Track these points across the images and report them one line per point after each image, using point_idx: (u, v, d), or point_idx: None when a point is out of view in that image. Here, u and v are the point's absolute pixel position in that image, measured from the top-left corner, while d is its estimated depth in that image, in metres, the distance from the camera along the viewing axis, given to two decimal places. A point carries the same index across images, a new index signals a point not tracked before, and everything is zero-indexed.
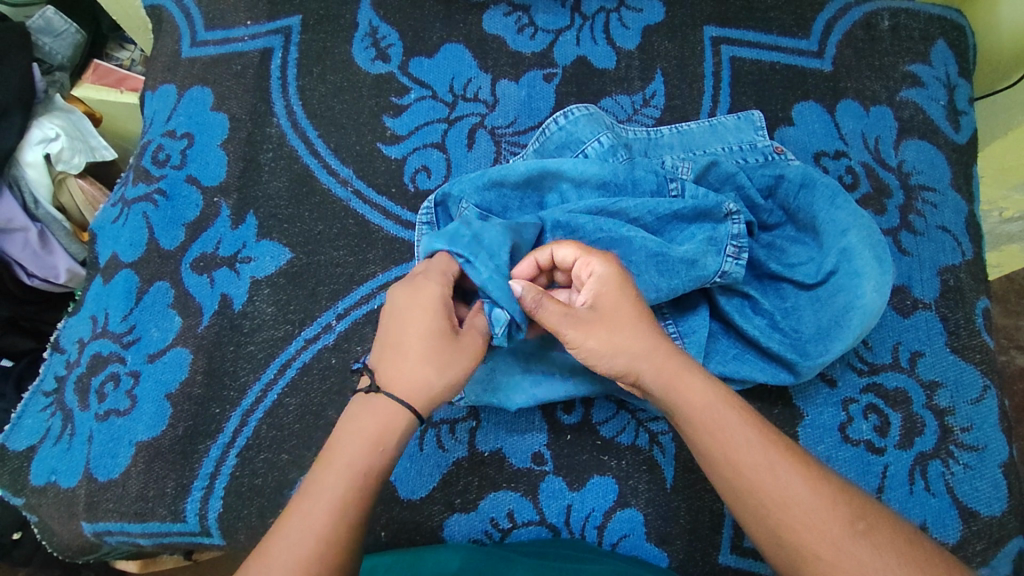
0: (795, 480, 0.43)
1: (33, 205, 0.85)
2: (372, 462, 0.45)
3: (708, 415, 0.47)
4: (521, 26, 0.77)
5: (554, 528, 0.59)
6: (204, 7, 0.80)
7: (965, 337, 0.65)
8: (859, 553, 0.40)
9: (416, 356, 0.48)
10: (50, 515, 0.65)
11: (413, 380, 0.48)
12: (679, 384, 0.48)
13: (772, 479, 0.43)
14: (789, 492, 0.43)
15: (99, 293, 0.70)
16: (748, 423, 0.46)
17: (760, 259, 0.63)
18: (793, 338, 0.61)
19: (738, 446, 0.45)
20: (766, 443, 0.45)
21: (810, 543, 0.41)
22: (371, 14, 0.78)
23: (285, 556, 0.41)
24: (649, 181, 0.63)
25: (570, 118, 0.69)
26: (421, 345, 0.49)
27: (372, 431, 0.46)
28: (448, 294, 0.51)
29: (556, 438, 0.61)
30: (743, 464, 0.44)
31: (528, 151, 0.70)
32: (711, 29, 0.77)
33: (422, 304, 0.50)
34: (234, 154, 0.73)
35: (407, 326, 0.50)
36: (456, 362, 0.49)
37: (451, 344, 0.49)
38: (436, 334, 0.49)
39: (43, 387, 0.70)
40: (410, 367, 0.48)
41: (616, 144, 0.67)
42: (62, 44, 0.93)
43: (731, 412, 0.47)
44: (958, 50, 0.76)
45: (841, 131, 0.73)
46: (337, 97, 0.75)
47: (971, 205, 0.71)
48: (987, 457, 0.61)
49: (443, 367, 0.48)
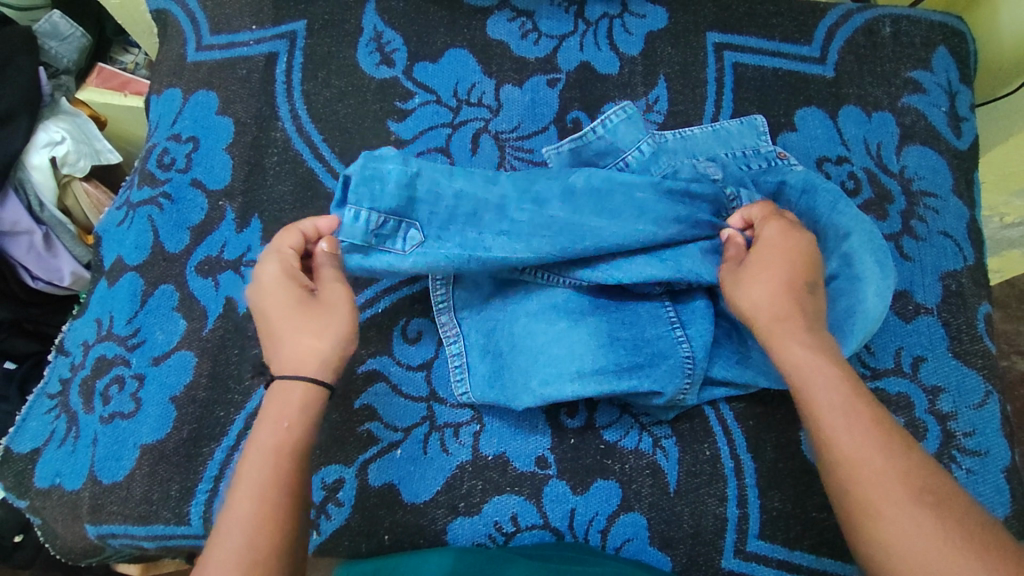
0: (873, 443, 0.44)
1: (38, 207, 0.85)
2: (279, 438, 0.48)
3: (800, 371, 0.49)
4: (524, 31, 0.78)
5: (557, 531, 0.59)
6: (209, 12, 0.81)
7: (967, 342, 0.65)
8: (920, 520, 0.41)
9: (289, 332, 0.52)
10: (54, 518, 0.65)
11: (296, 354, 0.52)
12: (784, 341, 0.50)
13: (852, 437, 0.45)
14: (864, 451, 0.44)
15: (104, 296, 0.70)
16: (841, 386, 0.47)
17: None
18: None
19: (825, 401, 0.47)
20: (852, 406, 0.46)
21: (876, 502, 0.42)
22: (375, 19, 0.79)
23: (224, 541, 0.44)
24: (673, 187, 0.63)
25: (608, 125, 0.69)
26: (286, 320, 0.53)
27: (274, 412, 0.49)
28: (289, 268, 0.56)
29: (560, 442, 0.62)
30: (824, 417, 0.46)
31: (562, 147, 0.70)
32: (714, 35, 0.77)
33: (281, 286, 0.54)
34: (240, 157, 0.73)
35: (269, 309, 0.54)
36: (330, 319, 0.53)
37: (316, 306, 0.54)
38: (300, 304, 0.54)
39: (47, 389, 0.70)
40: (292, 343, 0.52)
41: (656, 153, 0.69)
42: (67, 48, 0.92)
43: (828, 368, 0.48)
44: (959, 56, 0.77)
45: (843, 136, 0.73)
46: (341, 102, 0.76)
47: (973, 211, 0.72)
48: (989, 462, 0.61)
49: (319, 329, 0.53)
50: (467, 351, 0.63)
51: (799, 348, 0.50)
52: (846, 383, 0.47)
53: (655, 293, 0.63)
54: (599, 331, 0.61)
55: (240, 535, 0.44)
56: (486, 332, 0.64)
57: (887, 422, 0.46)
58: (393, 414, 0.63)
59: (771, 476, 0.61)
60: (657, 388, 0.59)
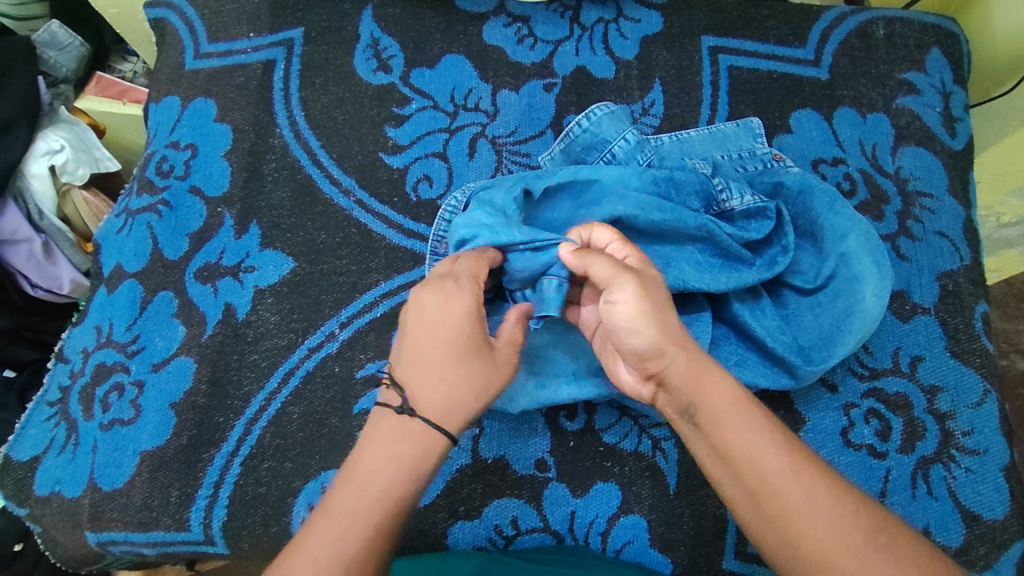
0: (816, 490, 0.44)
1: (38, 215, 0.86)
2: (405, 490, 0.46)
3: (731, 424, 0.47)
4: (521, 36, 0.78)
5: (558, 534, 0.59)
6: (207, 20, 0.81)
7: (964, 341, 0.65)
8: (876, 564, 0.42)
9: (443, 370, 0.49)
10: (54, 525, 0.65)
11: (450, 404, 0.48)
12: (706, 388, 0.48)
13: (795, 491, 0.44)
14: (810, 502, 0.44)
15: (104, 302, 0.70)
16: (772, 436, 0.47)
17: (757, 271, 0.62)
18: (801, 340, 0.61)
19: (762, 456, 0.46)
20: (788, 455, 0.46)
21: (831, 554, 0.42)
22: (373, 25, 0.79)
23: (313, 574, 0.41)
24: (659, 187, 0.64)
25: (593, 119, 0.70)
26: (456, 363, 0.49)
27: (410, 458, 0.46)
28: (479, 310, 0.51)
29: (559, 445, 0.62)
30: (763, 472, 0.45)
31: (554, 150, 0.72)
32: (709, 39, 0.78)
33: (458, 315, 0.50)
34: (239, 164, 0.74)
35: (435, 339, 0.50)
36: (492, 382, 0.50)
37: (487, 362, 0.50)
38: (473, 350, 0.50)
39: (47, 396, 0.70)
40: (437, 382, 0.49)
41: (641, 142, 0.69)
42: (67, 57, 0.93)
43: (755, 418, 0.47)
44: (953, 58, 0.77)
45: (838, 138, 0.73)
46: (339, 108, 0.76)
47: (969, 211, 0.72)
48: (988, 461, 0.61)
49: (479, 388, 0.50)
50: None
51: (725, 390, 0.48)
52: (774, 431, 0.47)
53: None
54: None
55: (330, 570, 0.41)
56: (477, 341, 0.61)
57: (817, 466, 0.46)
58: None
59: None
60: None
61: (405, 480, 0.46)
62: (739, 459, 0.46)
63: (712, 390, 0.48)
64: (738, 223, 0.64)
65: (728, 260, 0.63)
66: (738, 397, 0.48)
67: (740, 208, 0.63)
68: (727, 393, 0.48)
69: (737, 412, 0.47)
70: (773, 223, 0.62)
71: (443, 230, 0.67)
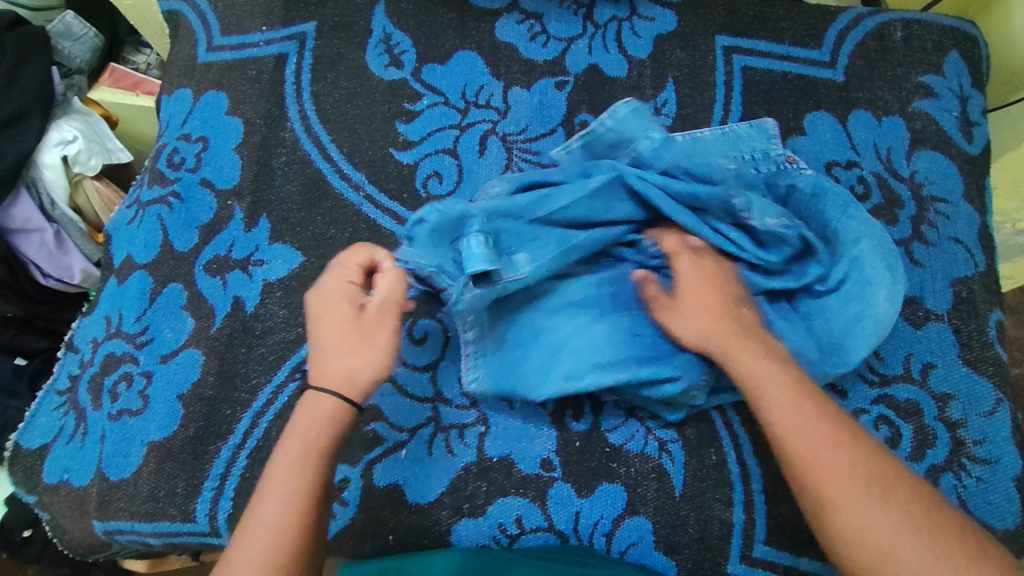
0: (821, 439, 0.48)
1: (50, 206, 0.86)
2: (306, 446, 0.50)
3: (752, 383, 0.53)
4: (533, 33, 0.78)
5: (561, 534, 0.59)
6: (220, 13, 0.81)
7: (977, 349, 0.64)
8: (868, 508, 0.45)
9: (332, 347, 0.54)
10: (62, 513, 0.65)
11: (337, 373, 0.53)
12: (734, 353, 0.55)
13: (802, 438, 0.49)
14: (814, 450, 0.48)
15: (114, 293, 0.71)
16: (791, 393, 0.51)
17: (783, 281, 0.62)
18: (820, 340, 0.61)
19: (776, 407, 0.51)
20: (803, 408, 0.50)
21: (829, 495, 0.46)
22: (385, 20, 0.79)
23: (246, 547, 0.46)
24: (687, 198, 0.63)
25: (618, 115, 0.68)
26: (336, 338, 0.54)
27: (303, 422, 0.52)
28: (351, 285, 0.56)
29: (565, 445, 0.61)
30: (774, 421, 0.50)
31: (573, 143, 0.70)
32: (723, 38, 0.77)
33: (339, 296, 0.55)
34: (249, 157, 0.74)
35: (321, 324, 0.55)
36: (367, 345, 0.54)
37: (359, 329, 0.54)
38: (346, 323, 0.54)
39: (57, 385, 0.70)
40: (328, 359, 0.53)
41: (668, 138, 0.67)
42: (81, 48, 0.93)
43: (777, 376, 0.52)
44: (972, 61, 0.76)
45: (853, 141, 0.73)
46: (350, 103, 0.76)
47: (984, 217, 0.71)
48: (999, 470, 0.60)
49: (356, 352, 0.54)
50: (479, 343, 0.62)
51: (760, 367, 0.53)
52: (802, 405, 0.50)
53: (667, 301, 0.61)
54: (615, 333, 0.60)
55: (268, 539, 0.46)
56: (507, 355, 0.62)
57: (835, 420, 0.50)
58: (399, 414, 0.62)
59: (777, 481, 0.61)
60: (666, 383, 0.58)
61: (302, 439, 0.51)
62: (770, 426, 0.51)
63: (747, 365, 0.54)
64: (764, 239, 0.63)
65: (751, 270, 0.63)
66: (768, 363, 0.53)
67: (765, 228, 0.62)
68: (760, 368, 0.53)
69: (773, 385, 0.52)
70: (793, 249, 0.62)
71: None
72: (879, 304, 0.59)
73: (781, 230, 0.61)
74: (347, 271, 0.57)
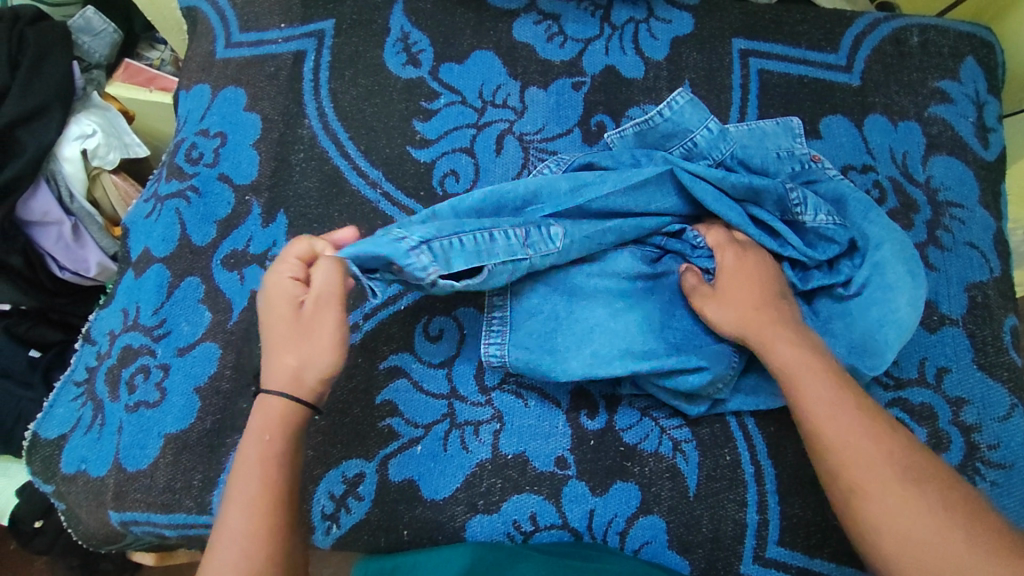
0: (855, 430, 0.48)
1: (68, 198, 0.87)
2: (267, 448, 0.49)
3: (786, 374, 0.53)
4: (550, 34, 0.78)
5: (575, 532, 0.59)
6: (239, 10, 0.82)
7: (992, 354, 0.64)
8: (900, 499, 0.45)
9: (280, 347, 0.52)
10: (79, 503, 0.66)
11: (286, 374, 0.52)
12: (769, 342, 0.55)
13: (835, 428, 0.49)
14: (847, 440, 0.48)
15: (131, 286, 0.71)
16: (827, 385, 0.51)
17: (819, 280, 0.63)
18: (846, 343, 0.60)
19: (811, 397, 0.51)
20: (838, 400, 0.50)
21: (861, 485, 0.46)
22: (403, 19, 0.79)
23: (216, 555, 0.45)
24: (737, 190, 0.63)
25: (675, 108, 0.68)
26: (281, 337, 0.52)
27: (257, 425, 0.50)
28: (285, 278, 0.54)
29: (579, 443, 0.62)
30: (809, 409, 0.50)
31: (626, 129, 0.70)
32: (739, 42, 0.78)
33: (271, 290, 0.54)
34: (267, 153, 0.75)
35: (270, 322, 0.53)
36: (313, 343, 0.52)
37: (305, 327, 0.52)
38: (290, 322, 0.52)
39: (75, 376, 0.71)
40: (273, 359, 0.52)
41: (723, 132, 0.68)
42: (100, 43, 0.94)
43: (813, 366, 0.53)
44: (988, 67, 0.76)
45: (868, 145, 0.73)
46: (368, 101, 0.77)
47: (999, 222, 0.71)
48: (1014, 475, 0.61)
49: (302, 353, 0.52)
50: (511, 319, 0.62)
51: (796, 357, 0.53)
52: (836, 394, 0.51)
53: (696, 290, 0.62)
54: (642, 326, 0.61)
55: (243, 546, 0.45)
56: (540, 334, 0.61)
57: (869, 411, 0.50)
58: (414, 410, 0.63)
59: (792, 483, 0.61)
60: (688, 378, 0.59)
61: (258, 442, 0.50)
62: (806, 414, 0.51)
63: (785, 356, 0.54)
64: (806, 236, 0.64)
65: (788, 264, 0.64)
66: (805, 354, 0.54)
67: (812, 224, 0.62)
68: (797, 360, 0.53)
69: (811, 375, 0.52)
70: (841, 249, 0.62)
71: None
72: (900, 306, 0.59)
73: (828, 229, 0.62)
74: (285, 263, 0.54)
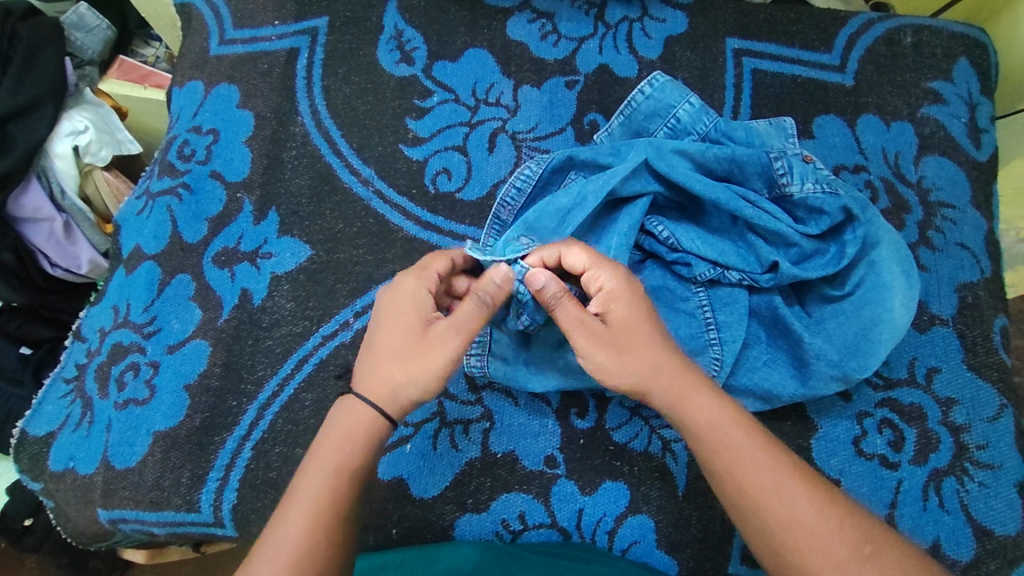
0: (801, 501, 0.46)
1: (60, 195, 0.86)
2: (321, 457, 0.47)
3: (716, 436, 0.48)
4: (545, 33, 0.78)
5: (564, 531, 0.59)
6: (232, 7, 0.82)
7: (982, 355, 0.64)
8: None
9: (391, 353, 0.51)
10: (67, 501, 0.66)
11: (384, 384, 0.50)
12: (689, 398, 0.49)
13: (778, 499, 0.46)
14: (796, 514, 0.45)
15: (122, 284, 0.71)
16: (758, 443, 0.48)
17: (821, 266, 0.61)
18: (838, 346, 0.60)
19: (746, 464, 0.47)
20: (775, 464, 0.47)
21: (814, 565, 0.44)
22: (397, 17, 0.79)
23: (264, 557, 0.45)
24: (721, 166, 0.64)
25: (655, 86, 0.70)
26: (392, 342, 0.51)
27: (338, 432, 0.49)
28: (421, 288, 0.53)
29: (569, 442, 0.62)
30: (736, 471, 0.47)
31: (613, 125, 0.71)
32: (733, 41, 0.77)
33: (406, 300, 0.52)
34: (259, 151, 0.74)
35: (384, 322, 0.52)
36: (421, 359, 0.50)
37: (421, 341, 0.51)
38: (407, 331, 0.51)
39: (64, 373, 0.70)
40: (379, 367, 0.51)
41: (706, 106, 0.68)
42: (93, 39, 0.94)
43: (743, 425, 0.49)
44: (980, 68, 0.76)
45: (861, 145, 0.73)
46: (361, 99, 0.76)
47: (990, 223, 0.71)
48: (1001, 475, 0.61)
49: (410, 367, 0.50)
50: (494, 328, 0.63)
51: (711, 410, 0.49)
52: (768, 447, 0.48)
53: (692, 291, 0.63)
54: None
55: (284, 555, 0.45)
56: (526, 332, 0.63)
57: (802, 471, 0.47)
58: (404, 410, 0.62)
59: None
60: None
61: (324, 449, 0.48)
62: (726, 477, 0.47)
63: (697, 411, 0.49)
64: (801, 217, 0.63)
65: (787, 251, 0.62)
66: (722, 406, 0.49)
67: (799, 196, 0.62)
68: (708, 413, 0.49)
69: (739, 430, 0.48)
70: (833, 219, 0.61)
71: (510, 198, 0.69)
72: (892, 306, 0.58)
73: (816, 199, 0.61)
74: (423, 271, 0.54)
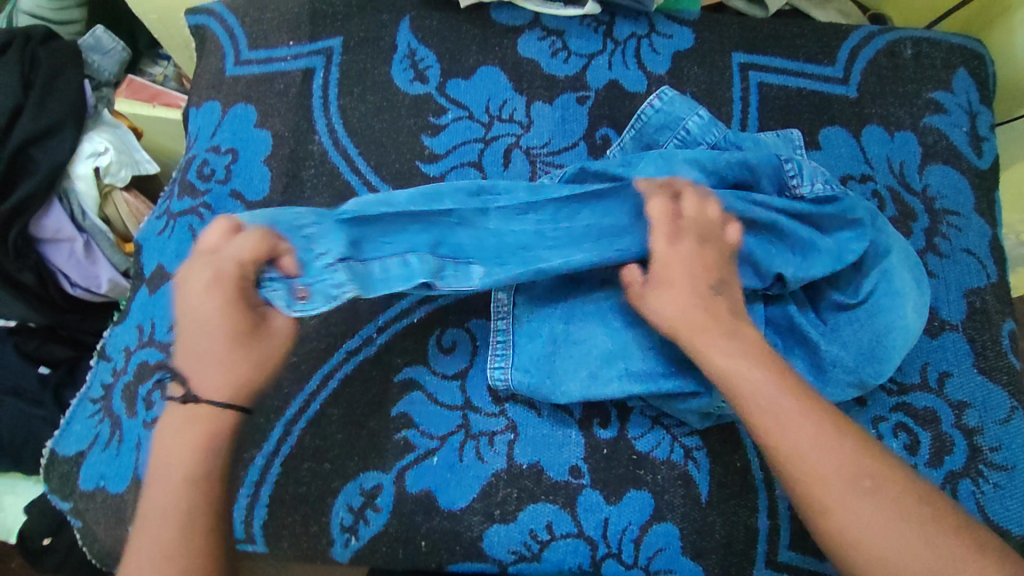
0: (809, 435, 0.48)
1: (81, 215, 0.87)
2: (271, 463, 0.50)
3: (729, 380, 0.51)
4: (555, 50, 0.80)
5: (591, 540, 0.60)
6: (247, 28, 0.83)
7: (992, 358, 0.66)
8: (858, 504, 0.46)
9: (201, 351, 0.53)
10: (96, 521, 0.66)
11: (213, 384, 0.52)
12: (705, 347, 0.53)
13: (785, 433, 0.49)
14: (804, 448, 0.48)
15: (146, 303, 0.72)
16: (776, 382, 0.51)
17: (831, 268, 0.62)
18: (854, 352, 0.61)
19: (761, 399, 0.50)
20: (788, 404, 0.49)
21: (819, 494, 0.47)
22: (410, 37, 0.81)
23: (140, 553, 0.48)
24: (732, 173, 0.65)
25: (665, 99, 0.72)
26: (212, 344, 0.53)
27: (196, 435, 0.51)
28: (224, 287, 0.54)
29: (593, 453, 0.63)
30: (751, 408, 0.50)
31: (624, 139, 0.73)
32: (739, 55, 0.80)
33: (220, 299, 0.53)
34: (278, 170, 0.76)
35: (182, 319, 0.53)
36: (243, 362, 0.54)
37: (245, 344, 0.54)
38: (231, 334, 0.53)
39: (91, 393, 0.71)
40: (200, 366, 0.52)
41: (714, 119, 0.71)
42: (110, 61, 0.96)
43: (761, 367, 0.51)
44: (979, 78, 0.79)
45: (867, 155, 0.75)
46: (377, 117, 0.78)
47: (994, 229, 0.74)
48: (1016, 477, 0.62)
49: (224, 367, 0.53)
50: (514, 341, 0.64)
51: (731, 354, 0.52)
52: (786, 387, 0.50)
53: None
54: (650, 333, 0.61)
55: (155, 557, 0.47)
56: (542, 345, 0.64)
57: (813, 400, 0.50)
58: (430, 423, 0.64)
59: None
60: (703, 389, 0.59)
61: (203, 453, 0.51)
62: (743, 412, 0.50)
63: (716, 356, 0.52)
64: (824, 226, 0.64)
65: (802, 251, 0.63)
66: (739, 352, 0.52)
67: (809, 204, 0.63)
68: (727, 362, 0.52)
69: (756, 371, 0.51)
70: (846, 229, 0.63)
71: None
72: (903, 311, 0.60)
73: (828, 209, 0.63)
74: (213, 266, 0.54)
